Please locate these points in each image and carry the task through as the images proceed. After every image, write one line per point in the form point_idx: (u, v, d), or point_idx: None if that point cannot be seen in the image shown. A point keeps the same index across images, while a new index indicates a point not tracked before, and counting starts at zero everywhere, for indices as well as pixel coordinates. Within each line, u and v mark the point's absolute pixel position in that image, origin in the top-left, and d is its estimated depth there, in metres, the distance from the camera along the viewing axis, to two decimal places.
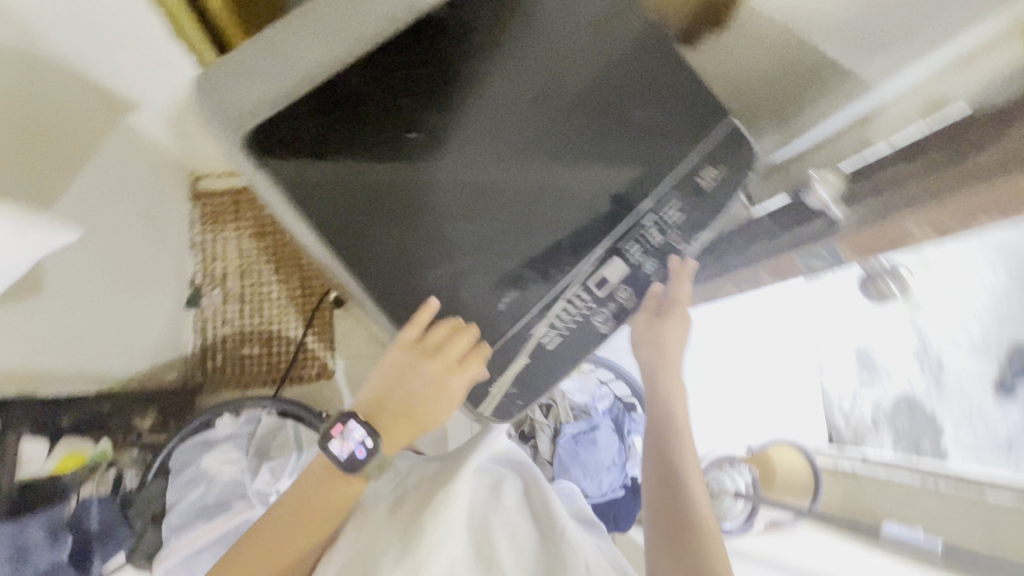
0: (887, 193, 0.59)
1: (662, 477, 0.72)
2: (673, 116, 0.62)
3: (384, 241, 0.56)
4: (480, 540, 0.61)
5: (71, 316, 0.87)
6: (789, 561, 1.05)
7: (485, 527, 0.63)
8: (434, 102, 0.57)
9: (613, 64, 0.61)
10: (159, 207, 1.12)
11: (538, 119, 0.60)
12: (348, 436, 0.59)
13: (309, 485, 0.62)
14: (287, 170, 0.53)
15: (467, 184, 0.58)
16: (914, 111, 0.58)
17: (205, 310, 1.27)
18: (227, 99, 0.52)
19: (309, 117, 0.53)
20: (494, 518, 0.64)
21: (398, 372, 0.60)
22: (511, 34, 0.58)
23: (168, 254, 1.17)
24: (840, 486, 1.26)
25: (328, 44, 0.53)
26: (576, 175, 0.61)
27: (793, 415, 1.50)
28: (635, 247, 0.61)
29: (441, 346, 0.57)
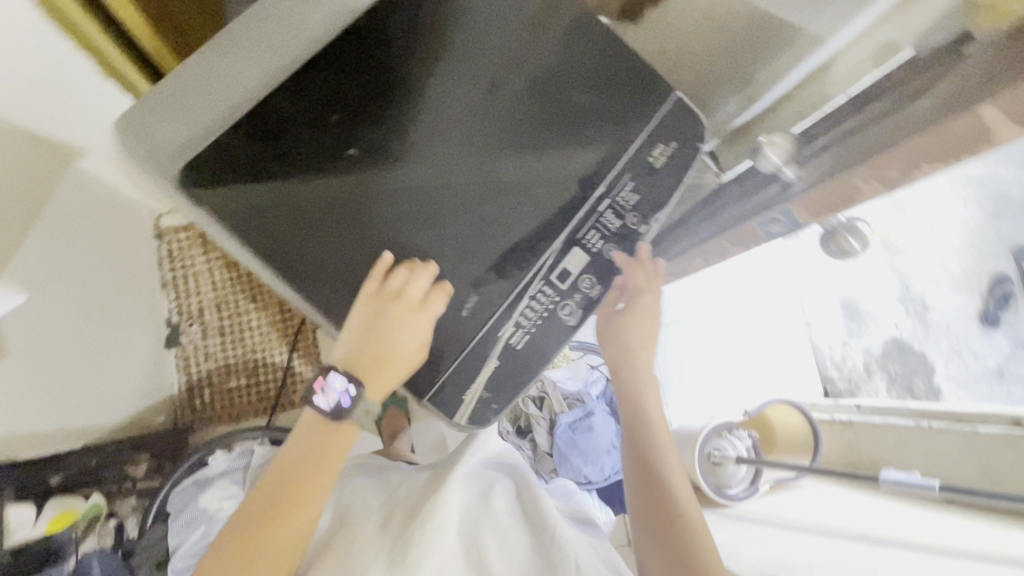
0: (844, 145, 0.59)
1: (642, 471, 0.72)
2: (615, 98, 0.61)
3: (335, 261, 0.56)
4: (470, 547, 0.62)
5: (46, 381, 0.84)
6: (792, 517, 1.07)
7: (477, 535, 0.63)
8: (369, 113, 0.56)
9: (550, 55, 0.60)
10: (121, 249, 1.08)
11: (479, 120, 0.59)
12: (329, 387, 0.59)
13: (287, 472, 0.59)
14: (225, 203, 0.52)
15: (413, 193, 0.57)
16: (867, 61, 0.55)
17: (186, 347, 1.24)
18: (156, 137, 0.51)
19: (242, 146, 0.52)
20: (485, 525, 0.64)
21: (364, 324, 0.57)
22: (440, 39, 0.57)
23: (139, 296, 1.14)
24: (840, 438, 1.26)
25: (250, 71, 0.52)
26: (525, 172, 0.60)
27: (784, 371, 1.54)
28: (593, 234, 0.61)
29: (403, 288, 0.56)
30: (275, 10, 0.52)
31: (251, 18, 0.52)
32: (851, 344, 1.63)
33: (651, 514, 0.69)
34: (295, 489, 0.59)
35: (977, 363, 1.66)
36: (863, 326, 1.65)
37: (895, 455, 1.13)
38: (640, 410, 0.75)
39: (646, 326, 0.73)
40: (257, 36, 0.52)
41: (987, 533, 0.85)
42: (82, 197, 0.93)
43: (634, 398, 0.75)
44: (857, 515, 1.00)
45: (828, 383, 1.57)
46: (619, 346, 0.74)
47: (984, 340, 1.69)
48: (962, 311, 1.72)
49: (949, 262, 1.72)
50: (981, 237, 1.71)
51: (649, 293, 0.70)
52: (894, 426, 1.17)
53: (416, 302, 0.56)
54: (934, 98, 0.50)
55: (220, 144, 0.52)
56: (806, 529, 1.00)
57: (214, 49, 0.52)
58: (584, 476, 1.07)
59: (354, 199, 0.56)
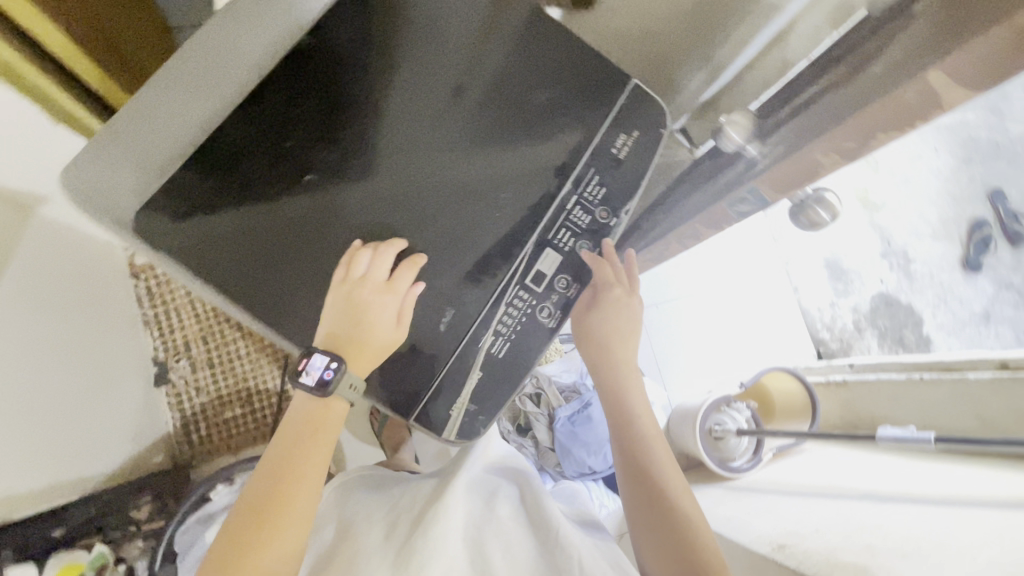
0: (806, 120, 0.60)
1: (635, 473, 0.69)
2: (572, 94, 0.61)
3: (306, 290, 0.56)
4: (474, 554, 0.60)
5: (40, 435, 0.83)
6: (797, 483, 1.07)
7: (480, 538, 0.62)
8: (325, 135, 0.54)
9: (502, 58, 0.59)
10: (94, 290, 1.05)
11: (437, 132, 0.58)
12: (310, 367, 0.54)
13: (281, 467, 0.54)
14: (185, 244, 0.51)
15: (379, 212, 0.57)
16: (825, 25, 0.58)
17: (176, 383, 1.22)
18: (103, 182, 0.49)
19: (195, 184, 0.51)
20: (488, 530, 0.64)
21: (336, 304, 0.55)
22: (389, 53, 0.56)
23: (118, 336, 1.11)
24: (836, 400, 1.28)
25: (195, 108, 0.51)
26: (489, 177, 0.59)
27: (777, 339, 1.54)
28: (564, 234, 0.61)
29: (369, 269, 0.55)
30: (214, 42, 0.51)
31: (188, 50, 0.51)
32: (840, 304, 1.61)
33: (650, 518, 0.67)
34: (294, 469, 0.54)
35: (964, 309, 1.68)
36: (849, 285, 1.64)
37: (891, 411, 1.15)
38: (625, 406, 0.71)
39: (618, 317, 0.70)
40: (199, 70, 0.51)
41: (984, 478, 0.86)
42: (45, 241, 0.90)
43: (615, 395, 0.71)
44: (860, 475, 1.00)
45: (822, 346, 1.57)
46: (592, 342, 0.71)
47: (969, 286, 1.71)
48: (945, 258, 1.72)
49: (927, 212, 1.73)
50: (953, 184, 1.73)
51: (619, 285, 0.67)
52: (886, 381, 1.16)
53: (383, 283, 0.55)
54: (880, 67, 0.53)
55: (173, 185, 0.50)
56: (810, 493, 1.00)
57: (154, 89, 0.50)
58: (589, 466, 1.08)
59: (317, 225, 0.55)
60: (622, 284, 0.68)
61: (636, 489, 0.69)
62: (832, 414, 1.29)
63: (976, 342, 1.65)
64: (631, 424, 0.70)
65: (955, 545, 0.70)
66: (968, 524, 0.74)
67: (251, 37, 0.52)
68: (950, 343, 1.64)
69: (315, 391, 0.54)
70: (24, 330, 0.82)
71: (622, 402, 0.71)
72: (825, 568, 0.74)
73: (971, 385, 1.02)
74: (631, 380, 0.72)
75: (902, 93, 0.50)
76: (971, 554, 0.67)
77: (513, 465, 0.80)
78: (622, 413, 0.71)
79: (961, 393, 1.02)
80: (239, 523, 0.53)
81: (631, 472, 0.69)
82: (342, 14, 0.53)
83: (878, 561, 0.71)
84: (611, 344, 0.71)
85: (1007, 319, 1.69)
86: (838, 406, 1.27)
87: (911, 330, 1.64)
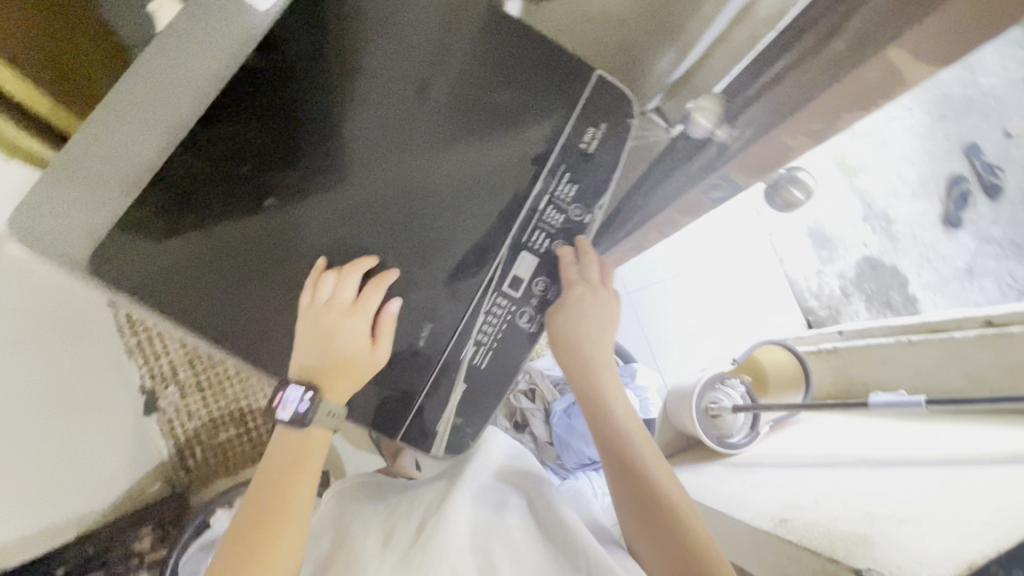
0: (777, 97, 0.59)
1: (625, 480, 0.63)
2: (535, 91, 0.60)
3: (276, 313, 0.55)
4: (481, 562, 0.57)
5: (30, 494, 0.79)
6: (793, 453, 1.08)
7: (488, 546, 0.59)
8: (284, 152, 0.54)
9: (460, 62, 0.58)
10: (81, 327, 0.96)
11: (398, 142, 0.57)
12: (286, 401, 0.55)
13: (269, 497, 0.54)
14: (144, 274, 0.51)
15: (344, 225, 0.56)
16: None
17: (167, 410, 1.17)
18: (67, 216, 0.51)
19: (153, 217, 0.51)
20: (496, 538, 0.60)
21: (313, 332, 0.55)
22: (342, 68, 0.55)
23: (107, 367, 1.04)
24: (827, 368, 1.29)
25: (142, 139, 0.52)
26: (457, 184, 0.58)
27: (766, 311, 1.54)
28: (538, 235, 0.60)
29: (334, 295, 0.54)
30: (162, 71, 0.53)
31: (134, 81, 0.52)
32: (825, 271, 1.62)
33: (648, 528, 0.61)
34: (281, 499, 0.54)
35: (946, 266, 1.70)
36: (832, 252, 1.64)
37: (882, 375, 1.15)
38: (606, 407, 0.65)
39: (578, 318, 0.63)
40: (145, 102, 0.52)
41: (976, 436, 0.87)
42: (55, 287, 0.85)
43: (593, 397, 0.66)
44: (855, 440, 1.01)
45: (811, 315, 1.57)
46: (561, 344, 0.64)
47: (950, 242, 1.72)
48: (926, 216, 1.73)
49: (905, 171, 1.73)
50: (929, 141, 1.76)
51: (583, 285, 0.62)
52: (876, 345, 1.17)
53: (349, 305, 0.54)
54: (840, 43, 0.51)
55: (129, 219, 0.51)
56: (807, 463, 1.00)
57: (102, 122, 0.51)
58: (588, 457, 1.08)
59: (282, 247, 0.54)
60: (586, 283, 0.62)
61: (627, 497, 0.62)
62: (825, 382, 1.29)
63: (962, 298, 1.66)
64: (614, 426, 0.65)
65: (951, 507, 0.71)
66: (967, 483, 0.75)
67: (197, 66, 0.53)
68: (935, 301, 1.65)
69: (294, 424, 0.55)
70: (17, 386, 0.78)
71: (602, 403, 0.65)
72: (825, 541, 0.74)
73: (959, 343, 1.02)
74: (609, 384, 0.66)
75: (863, 74, 0.49)
76: (966, 515, 0.67)
77: (522, 470, 0.76)
78: (603, 415, 0.65)
79: (951, 353, 1.03)
80: (230, 558, 0.52)
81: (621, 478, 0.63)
82: (291, 36, 0.54)
83: (877, 530, 0.72)
84: (577, 344, 0.65)
85: (990, 272, 1.70)
86: (830, 373, 1.28)
87: (897, 290, 1.65)
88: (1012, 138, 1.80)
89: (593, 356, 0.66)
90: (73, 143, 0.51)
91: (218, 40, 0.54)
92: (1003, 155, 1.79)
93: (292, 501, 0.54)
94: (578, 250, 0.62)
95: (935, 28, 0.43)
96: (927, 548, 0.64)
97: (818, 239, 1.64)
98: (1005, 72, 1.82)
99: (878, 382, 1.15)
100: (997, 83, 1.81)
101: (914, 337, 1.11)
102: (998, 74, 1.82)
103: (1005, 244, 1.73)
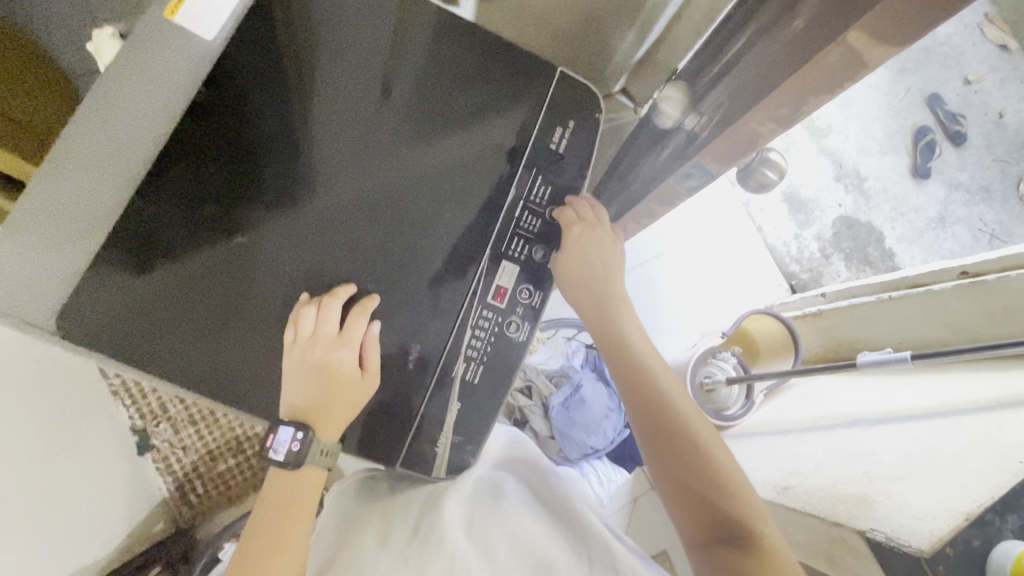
0: (741, 81, 0.59)
1: (651, 420, 0.60)
2: (498, 97, 0.59)
3: (254, 354, 0.53)
4: (479, 552, 0.50)
5: (29, 555, 0.76)
6: (788, 419, 1.10)
7: (486, 537, 0.52)
8: (247, 184, 0.53)
9: (419, 75, 0.57)
10: (59, 373, 0.93)
11: (364, 161, 0.56)
12: (277, 442, 0.52)
13: (262, 539, 0.51)
14: (111, 329, 0.50)
15: (317, 253, 0.54)
16: None
17: (162, 447, 1.14)
18: (26, 275, 0.48)
19: (117, 267, 0.49)
20: (495, 527, 0.53)
21: (303, 371, 0.53)
22: (298, 90, 0.54)
23: (93, 412, 1.01)
24: (814, 331, 1.31)
25: (96, 188, 0.50)
26: (429, 200, 0.57)
27: (751, 280, 1.55)
28: (516, 243, 0.60)
29: (317, 331, 0.53)
30: (109, 114, 0.51)
31: (81, 128, 0.50)
32: (804, 235, 1.64)
33: (673, 470, 0.57)
34: (274, 543, 0.51)
35: (919, 217, 1.73)
36: (810, 216, 1.66)
37: (867, 333, 1.18)
38: (629, 345, 0.63)
39: (584, 254, 0.63)
40: (96, 148, 0.50)
41: (962, 386, 0.89)
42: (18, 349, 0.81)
43: (613, 335, 0.64)
44: (845, 401, 1.03)
45: (794, 279, 1.60)
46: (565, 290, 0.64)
47: (921, 193, 1.74)
48: (895, 169, 1.74)
49: (871, 127, 1.75)
50: (891, 96, 1.77)
51: (579, 222, 0.62)
52: (858, 304, 1.19)
53: (334, 337, 0.53)
54: (799, 22, 0.51)
55: (93, 276, 0.49)
56: (802, 429, 1.02)
57: (52, 173, 0.49)
58: (590, 446, 1.11)
59: (251, 285, 0.53)
60: (585, 223, 0.63)
61: (653, 438, 0.59)
62: (814, 344, 1.31)
63: (936, 247, 1.71)
64: (641, 365, 0.62)
65: (944, 458, 0.73)
66: (959, 433, 0.77)
67: (147, 105, 0.51)
68: (911, 253, 1.69)
69: (287, 466, 0.52)
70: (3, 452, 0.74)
71: (626, 342, 0.63)
72: (828, 506, 0.76)
73: (938, 295, 1.04)
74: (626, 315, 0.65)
75: (825, 56, 0.47)
76: (960, 466, 0.69)
77: (523, 457, 0.69)
78: (628, 353, 0.63)
79: (931, 307, 1.05)
80: None
81: (647, 419, 0.60)
82: (239, 65, 0.52)
83: (876, 488, 0.74)
84: (581, 287, 0.64)
85: (961, 218, 1.75)
86: (818, 335, 1.30)
87: (874, 246, 1.68)
88: (970, 85, 1.83)
89: (610, 294, 0.65)
90: (26, 197, 0.49)
91: (168, 77, 0.52)
92: (963, 103, 1.82)
93: (286, 544, 0.51)
94: (567, 205, 0.62)
95: (890, 11, 0.40)
96: (927, 503, 0.66)
97: (794, 203, 1.66)
98: (958, 22, 1.85)
99: (865, 341, 1.17)
100: (952, 32, 1.83)
101: (896, 293, 1.13)
102: (952, 24, 1.84)
103: (973, 189, 1.78)
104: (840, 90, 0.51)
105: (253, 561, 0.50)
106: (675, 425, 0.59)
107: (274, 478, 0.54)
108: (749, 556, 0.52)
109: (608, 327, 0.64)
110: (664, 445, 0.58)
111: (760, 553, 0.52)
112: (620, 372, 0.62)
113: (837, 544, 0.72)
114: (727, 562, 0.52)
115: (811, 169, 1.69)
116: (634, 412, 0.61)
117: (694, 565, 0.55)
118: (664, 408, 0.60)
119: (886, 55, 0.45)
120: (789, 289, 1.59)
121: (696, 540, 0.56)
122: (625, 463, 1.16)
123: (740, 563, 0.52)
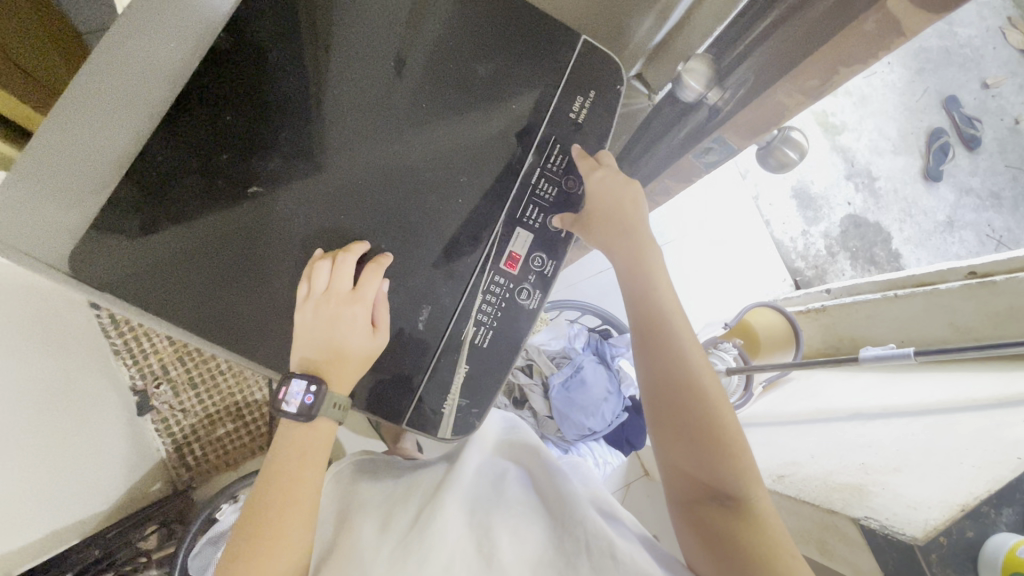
0: (769, 57, 0.59)
1: (662, 373, 0.59)
2: (519, 62, 0.58)
3: (267, 309, 0.53)
4: (480, 537, 0.50)
5: (29, 503, 0.77)
6: (785, 412, 1.10)
7: (488, 524, 0.51)
8: (262, 137, 0.52)
9: (441, 36, 0.56)
10: (57, 323, 0.92)
11: (380, 119, 0.55)
12: (290, 393, 0.51)
13: (268, 496, 0.50)
14: (125, 275, 0.50)
15: (328, 211, 0.54)
16: None
17: (161, 409, 1.14)
18: (38, 218, 0.48)
19: (130, 214, 0.49)
20: (495, 514, 0.53)
21: (322, 320, 0.52)
22: (315, 42, 0.53)
23: (92, 364, 1.01)
24: (816, 327, 1.31)
25: (109, 134, 0.49)
26: (447, 162, 0.57)
27: (756, 273, 1.54)
28: (531, 210, 0.60)
29: (329, 287, 0.52)
30: (123, 58, 0.49)
31: (93, 72, 0.49)
32: (811, 231, 1.63)
33: (674, 423, 0.57)
34: (284, 497, 0.51)
35: (928, 220, 1.72)
36: (818, 212, 1.65)
37: (869, 330, 1.18)
38: (652, 295, 0.62)
39: (614, 197, 0.61)
40: (111, 91, 0.49)
41: (963, 384, 0.89)
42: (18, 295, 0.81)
43: (638, 292, 0.62)
44: (844, 396, 1.03)
45: (798, 275, 1.60)
46: None
47: (931, 196, 1.74)
48: (908, 170, 1.73)
49: (886, 127, 1.74)
50: (908, 97, 1.76)
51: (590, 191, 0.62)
52: (861, 302, 1.19)
53: (348, 292, 0.52)
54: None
55: (103, 222, 0.49)
56: (801, 420, 1.02)
57: (63, 116, 0.48)
58: (588, 428, 1.10)
59: (265, 247, 0.53)
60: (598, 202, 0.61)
61: (660, 389, 0.59)
62: (814, 340, 1.31)
63: (942, 251, 1.70)
64: (661, 316, 0.61)
65: (941, 452, 0.73)
66: (963, 426, 0.77)
67: (165, 51, 0.50)
68: (918, 255, 1.69)
69: (299, 418, 0.51)
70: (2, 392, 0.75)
71: (650, 295, 0.62)
72: (823, 494, 0.76)
73: (945, 294, 1.03)
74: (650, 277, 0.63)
75: (860, 25, 0.47)
76: (957, 459, 0.70)
77: (521, 444, 0.68)
78: (651, 305, 0.61)
79: (936, 306, 1.04)
80: (233, 551, 0.49)
81: (656, 370, 0.59)
82: (257, 12, 0.51)
83: (872, 479, 0.74)
84: (613, 243, 0.63)
85: (969, 223, 1.74)
86: (819, 331, 1.30)
87: (881, 247, 1.67)
88: (988, 89, 1.81)
89: (626, 261, 0.63)
90: (36, 137, 0.47)
91: (186, 22, 0.50)
92: (980, 107, 1.81)
93: (296, 499, 0.51)
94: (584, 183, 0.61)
95: None
96: (924, 493, 0.66)
97: (805, 199, 1.64)
98: (980, 24, 1.82)
99: (868, 337, 1.17)
100: (973, 34, 1.80)
101: (902, 291, 1.12)
102: (973, 25, 1.82)
103: (983, 194, 1.77)
104: (874, 63, 0.52)
105: (262, 517, 0.50)
106: (686, 380, 0.58)
107: (283, 432, 0.54)
108: (735, 517, 0.52)
109: (638, 276, 0.62)
110: (671, 396, 0.58)
111: (748, 515, 0.52)
112: (637, 321, 0.62)
113: (829, 532, 0.72)
114: (714, 519, 0.53)
115: (823, 165, 1.68)
116: (645, 366, 0.60)
117: (678, 521, 0.56)
118: (677, 366, 0.59)
119: (926, 23, 0.45)
120: (794, 285, 1.59)
121: (686, 499, 0.56)
122: (622, 446, 1.16)
123: (725, 523, 0.52)
